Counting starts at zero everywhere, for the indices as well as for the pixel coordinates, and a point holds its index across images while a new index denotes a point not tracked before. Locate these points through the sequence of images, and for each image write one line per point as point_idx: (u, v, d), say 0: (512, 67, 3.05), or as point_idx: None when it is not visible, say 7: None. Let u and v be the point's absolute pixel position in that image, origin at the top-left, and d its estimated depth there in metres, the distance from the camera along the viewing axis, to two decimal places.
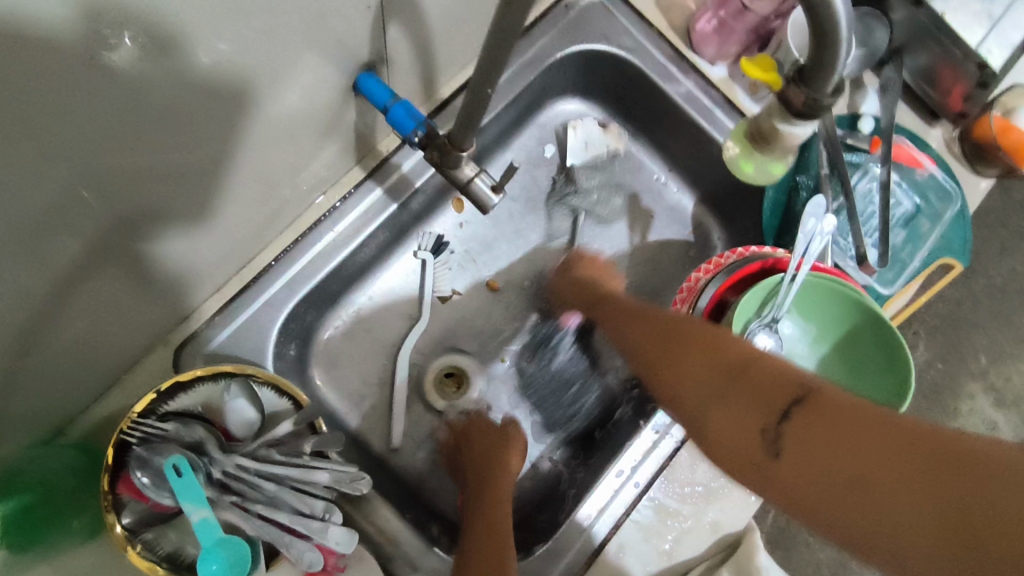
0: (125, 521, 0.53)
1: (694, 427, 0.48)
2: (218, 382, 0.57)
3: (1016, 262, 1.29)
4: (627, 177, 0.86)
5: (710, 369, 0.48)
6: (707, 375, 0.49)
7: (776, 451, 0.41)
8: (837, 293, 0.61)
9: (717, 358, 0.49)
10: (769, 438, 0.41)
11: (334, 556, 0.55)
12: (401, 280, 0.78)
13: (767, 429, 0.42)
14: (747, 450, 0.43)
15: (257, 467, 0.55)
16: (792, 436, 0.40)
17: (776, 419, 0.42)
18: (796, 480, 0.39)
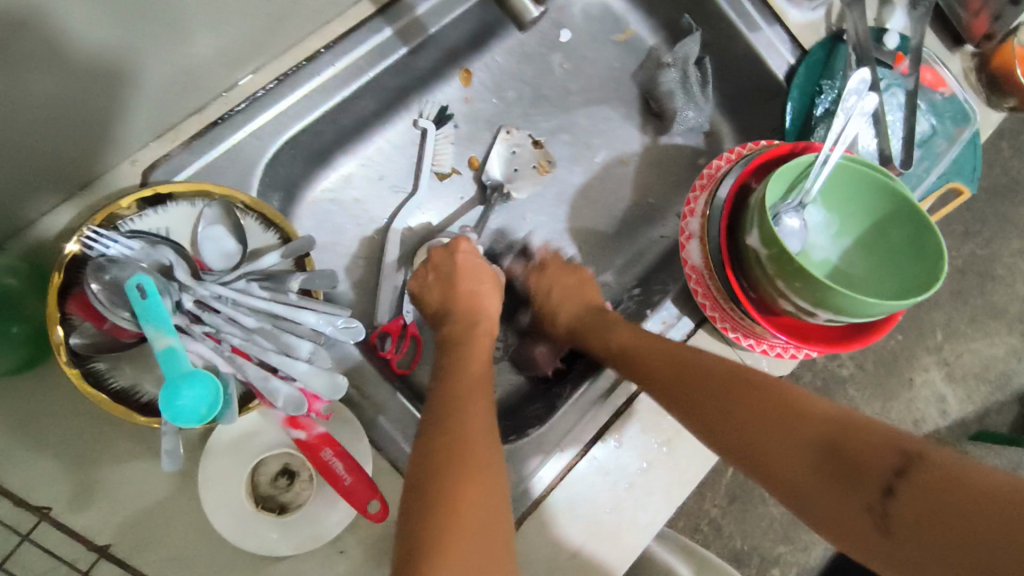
0: (72, 342, 0.45)
1: (762, 463, 0.42)
2: (194, 206, 0.50)
3: (975, 246, 1.30)
4: (640, 75, 0.81)
5: (769, 427, 0.43)
6: (788, 451, 0.41)
7: (884, 531, 0.35)
8: (872, 181, 0.58)
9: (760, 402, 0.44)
10: (874, 516, 0.35)
11: (319, 402, 0.49)
12: (395, 150, 0.72)
13: (871, 505, 0.36)
14: (847, 528, 0.37)
15: (235, 298, 0.48)
16: (903, 521, 0.34)
17: (877, 493, 0.36)
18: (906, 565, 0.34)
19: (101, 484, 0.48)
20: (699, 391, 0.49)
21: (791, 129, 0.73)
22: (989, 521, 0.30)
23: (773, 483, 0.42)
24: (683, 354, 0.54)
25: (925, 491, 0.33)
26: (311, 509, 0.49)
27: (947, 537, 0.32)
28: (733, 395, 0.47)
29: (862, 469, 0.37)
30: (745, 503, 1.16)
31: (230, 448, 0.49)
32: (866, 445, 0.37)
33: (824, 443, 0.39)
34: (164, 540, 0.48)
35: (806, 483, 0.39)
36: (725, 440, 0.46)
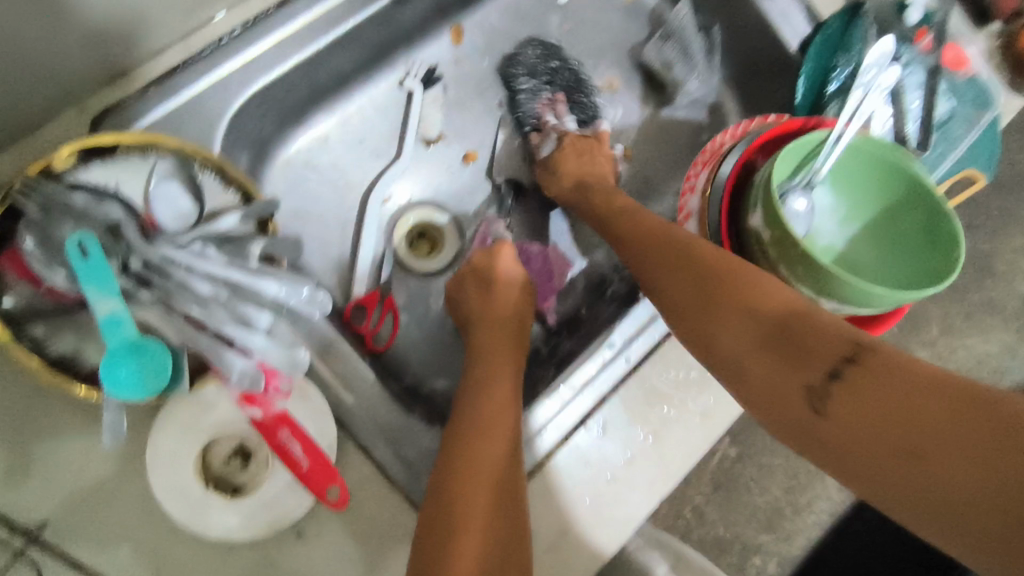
0: (6, 305, 0.41)
1: (718, 338, 0.45)
2: (147, 159, 0.45)
3: (977, 239, 1.27)
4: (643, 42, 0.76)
5: (737, 330, 0.43)
6: (741, 331, 0.43)
7: (822, 412, 0.37)
8: (883, 161, 0.54)
9: (739, 311, 0.44)
10: (815, 396, 0.37)
11: (278, 379, 0.45)
12: (378, 111, 0.68)
13: (811, 385, 0.38)
14: (786, 407, 0.39)
15: (190, 262, 0.44)
16: (844, 400, 0.36)
17: (822, 375, 0.37)
18: (841, 441, 0.35)
19: (40, 459, 0.45)
20: (665, 262, 0.51)
21: (800, 104, 0.68)
22: (929, 421, 0.32)
23: (716, 354, 0.45)
24: (659, 228, 0.54)
25: (868, 377, 0.35)
26: (266, 493, 0.46)
27: (894, 428, 0.33)
28: (687, 263, 0.49)
29: (816, 346, 0.39)
30: (730, 491, 1.14)
31: (181, 424, 0.45)
32: (822, 328, 0.39)
33: (778, 322, 0.41)
34: (108, 521, 0.45)
35: (750, 356, 0.42)
36: (691, 292, 0.48)
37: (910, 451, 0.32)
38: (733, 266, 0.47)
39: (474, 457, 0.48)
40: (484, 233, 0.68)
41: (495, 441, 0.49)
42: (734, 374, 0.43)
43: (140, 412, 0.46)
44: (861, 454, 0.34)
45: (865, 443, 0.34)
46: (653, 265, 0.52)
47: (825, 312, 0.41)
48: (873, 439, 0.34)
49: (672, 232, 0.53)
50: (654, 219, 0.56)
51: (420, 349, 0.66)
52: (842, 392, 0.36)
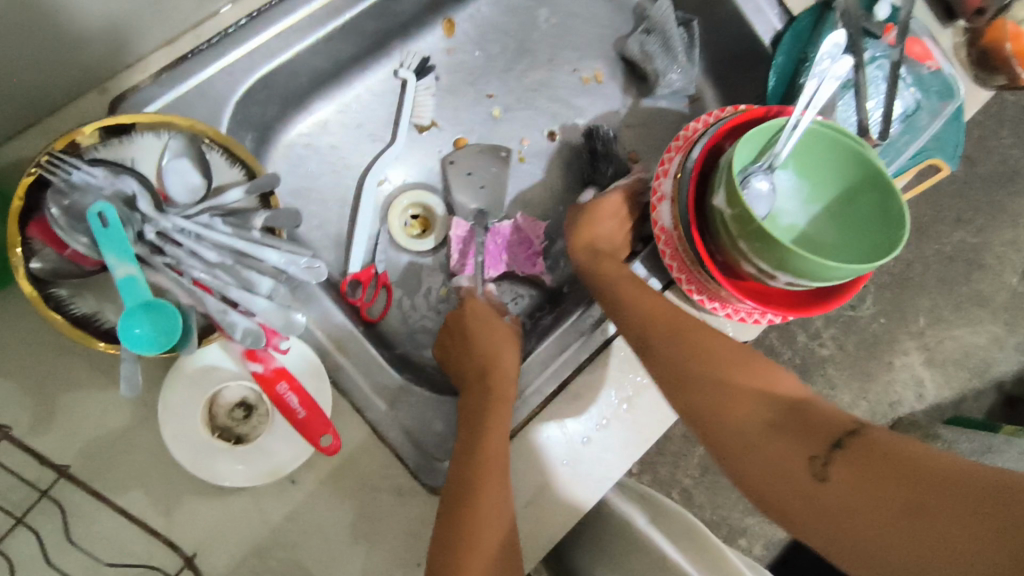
0: (33, 267, 0.46)
1: (722, 418, 0.50)
2: (159, 138, 0.50)
3: (965, 233, 1.30)
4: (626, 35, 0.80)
5: (747, 407, 0.50)
6: (754, 409, 0.50)
7: (824, 478, 0.43)
8: (841, 147, 0.58)
9: (755, 395, 0.51)
10: (819, 467, 0.44)
11: (278, 337, 0.50)
12: (374, 98, 0.72)
13: (816, 457, 0.45)
14: (787, 478, 0.45)
15: (198, 232, 0.48)
16: (844, 469, 0.43)
17: (827, 449, 0.45)
18: (841, 507, 0.42)
19: (64, 409, 0.49)
20: (688, 339, 0.55)
21: (773, 94, 0.72)
22: (922, 490, 0.39)
23: (718, 419, 0.50)
24: (671, 312, 0.57)
25: (867, 448, 0.43)
26: (265, 442, 0.50)
27: (893, 490, 0.40)
28: (694, 347, 0.54)
29: (818, 428, 0.46)
30: (718, 474, 1.18)
31: (190, 379, 0.50)
32: (825, 412, 0.48)
33: (792, 408, 0.49)
34: (124, 465, 0.50)
35: (761, 440, 0.48)
36: (683, 372, 0.53)
37: (908, 510, 0.39)
38: (749, 355, 0.54)
39: (469, 489, 0.50)
40: (457, 249, 0.71)
41: (492, 476, 0.51)
42: (726, 453, 0.50)
43: (153, 367, 0.51)
44: (860, 522, 0.40)
45: (862, 503, 0.41)
46: (677, 322, 0.56)
47: (828, 405, 0.49)
48: (872, 501, 0.40)
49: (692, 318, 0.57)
50: (645, 289, 0.60)
51: (412, 322, 0.70)
52: (841, 462, 0.43)
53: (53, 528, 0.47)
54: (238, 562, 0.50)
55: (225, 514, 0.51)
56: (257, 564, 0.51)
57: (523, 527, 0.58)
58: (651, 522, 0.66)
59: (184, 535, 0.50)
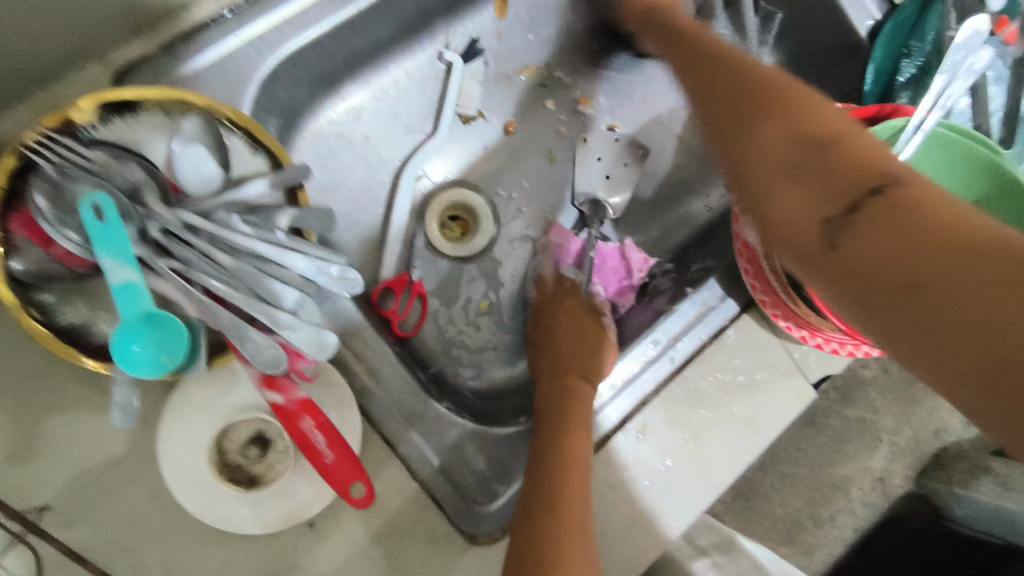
0: (13, 268, 0.38)
1: (766, 194, 0.34)
2: (169, 119, 0.42)
3: None
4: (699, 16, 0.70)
5: (733, 95, 0.38)
6: (763, 151, 0.35)
7: (834, 245, 0.31)
8: (973, 157, 0.49)
9: (736, 84, 0.39)
10: (830, 230, 0.31)
11: (303, 361, 0.42)
12: (414, 83, 0.64)
13: (830, 218, 0.31)
14: (794, 237, 0.33)
15: (213, 232, 0.40)
16: (861, 237, 0.30)
17: (842, 206, 0.31)
18: (858, 277, 0.29)
19: (45, 437, 0.42)
20: (727, 87, 0.39)
21: (869, 92, 0.65)
22: (976, 263, 0.26)
23: (729, 162, 0.37)
24: (726, 51, 0.43)
25: (893, 208, 0.29)
26: (284, 485, 0.42)
27: (928, 261, 0.27)
28: (758, 99, 0.37)
29: (840, 173, 0.32)
30: (749, 500, 1.07)
31: (197, 406, 0.42)
32: (854, 159, 0.32)
33: (809, 140, 0.33)
34: (114, 506, 0.42)
35: (779, 183, 0.34)
36: (727, 95, 0.38)
37: (913, 286, 0.27)
38: (786, 96, 0.36)
39: (547, 549, 0.43)
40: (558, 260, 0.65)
41: (573, 535, 0.44)
42: (749, 196, 0.36)
43: (154, 391, 0.43)
44: (863, 304, 0.29)
45: (876, 263, 0.29)
46: (716, 62, 0.42)
47: (880, 151, 0.33)
48: (888, 279, 0.28)
49: (738, 58, 0.42)
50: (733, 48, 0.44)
51: (448, 337, 0.62)
52: (859, 227, 0.30)
53: None
54: None
55: (232, 568, 0.43)
56: None
57: None
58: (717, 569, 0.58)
59: None
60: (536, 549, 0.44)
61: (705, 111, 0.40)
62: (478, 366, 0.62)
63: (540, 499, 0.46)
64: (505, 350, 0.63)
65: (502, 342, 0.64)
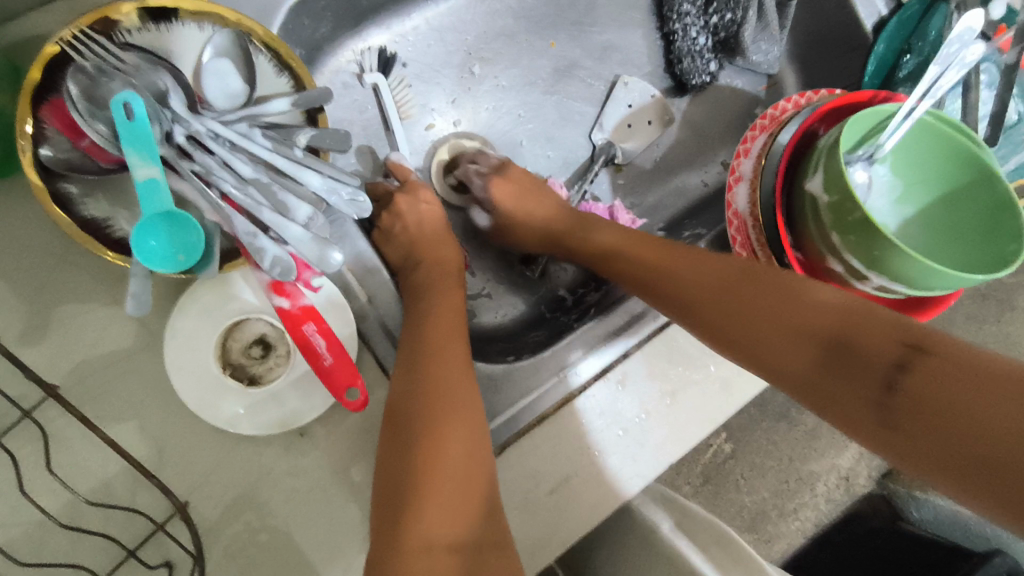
0: (42, 154, 0.40)
1: (807, 380, 0.41)
2: (202, 32, 0.44)
3: None
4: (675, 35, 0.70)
5: (754, 303, 0.45)
6: (795, 350, 0.42)
7: (887, 425, 0.36)
8: (953, 142, 0.51)
9: (758, 285, 0.46)
10: (880, 410, 0.36)
11: (309, 271, 0.44)
12: (432, 33, 0.67)
13: (875, 398, 0.37)
14: (853, 423, 0.38)
15: (234, 141, 0.43)
16: (905, 413, 0.35)
17: (882, 386, 0.36)
18: (912, 454, 0.34)
19: (57, 324, 0.44)
20: (730, 302, 0.47)
21: (868, 83, 0.68)
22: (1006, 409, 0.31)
23: (776, 370, 0.43)
24: (676, 254, 0.53)
25: (929, 374, 0.35)
26: (279, 389, 0.45)
27: (956, 424, 0.32)
28: (769, 296, 0.45)
29: (869, 363, 0.38)
30: (718, 486, 1.09)
31: (205, 305, 0.45)
32: (870, 343, 0.38)
33: (831, 338, 0.40)
34: (116, 397, 0.44)
35: (818, 381, 0.40)
36: (733, 341, 0.46)
37: (975, 448, 0.31)
38: (788, 291, 0.45)
39: (425, 374, 0.46)
40: None
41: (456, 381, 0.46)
42: (803, 394, 0.42)
43: (164, 289, 0.45)
44: (934, 466, 0.33)
45: (930, 434, 0.33)
46: (693, 285, 0.50)
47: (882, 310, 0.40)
48: (940, 447, 0.33)
49: (725, 263, 0.49)
50: (684, 255, 0.52)
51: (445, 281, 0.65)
52: (903, 402, 0.35)
53: (31, 453, 0.42)
54: (233, 517, 0.45)
55: (224, 461, 0.45)
56: (253, 523, 0.45)
57: (543, 518, 0.52)
58: (675, 529, 0.59)
59: (175, 480, 0.44)
60: (418, 379, 0.45)
61: (713, 325, 0.47)
62: (472, 310, 0.65)
63: (412, 372, 0.46)
64: (498, 297, 0.67)
65: (496, 291, 0.67)
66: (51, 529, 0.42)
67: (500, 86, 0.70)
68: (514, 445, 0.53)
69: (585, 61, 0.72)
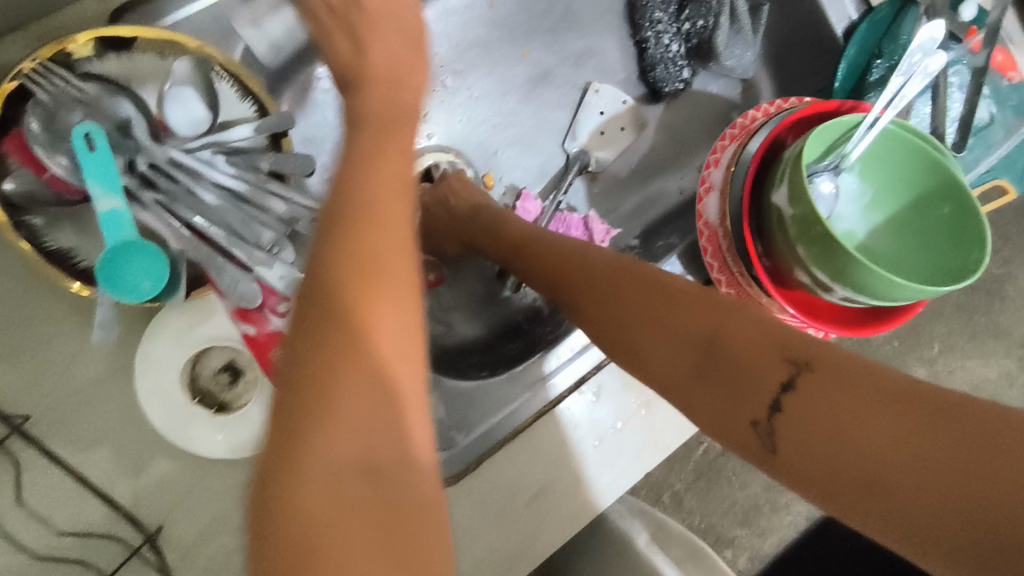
0: (5, 188, 0.40)
1: (687, 395, 0.40)
2: (164, 61, 0.44)
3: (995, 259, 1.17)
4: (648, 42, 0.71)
5: (634, 309, 0.44)
6: (675, 362, 0.41)
7: (771, 447, 0.35)
8: (918, 152, 0.52)
9: (638, 288, 0.45)
10: (761, 432, 0.36)
11: (276, 299, 0.44)
12: None
13: (756, 421, 0.36)
14: (736, 442, 0.38)
15: (196, 169, 0.43)
16: (787, 436, 0.35)
17: (765, 407, 0.36)
18: (797, 476, 0.34)
19: (25, 356, 0.44)
20: (613, 305, 0.45)
21: (839, 88, 0.68)
22: (886, 435, 0.31)
23: (654, 377, 0.43)
24: (573, 251, 0.51)
25: (810, 395, 0.34)
26: (249, 411, 0.45)
27: (837, 450, 0.32)
28: (647, 303, 0.44)
29: (750, 381, 0.37)
30: (710, 481, 1.09)
31: (173, 332, 0.44)
32: (750, 356, 0.37)
33: (706, 349, 0.39)
34: (84, 426, 0.44)
35: (697, 395, 0.39)
36: (618, 348, 0.45)
37: (858, 476, 0.31)
38: (667, 295, 0.43)
39: None
40: None
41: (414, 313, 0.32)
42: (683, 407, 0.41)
43: (134, 317, 0.46)
44: (817, 488, 0.33)
45: (811, 459, 0.33)
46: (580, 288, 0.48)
47: (756, 316, 0.39)
48: (819, 472, 0.33)
49: (614, 262, 0.48)
50: (579, 251, 0.51)
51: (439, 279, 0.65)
52: (785, 425, 0.35)
53: (4, 484, 0.43)
54: (208, 542, 0.45)
55: (199, 487, 0.46)
56: (229, 547, 0.46)
57: (523, 530, 0.53)
58: (651, 542, 0.60)
59: (150, 506, 0.45)
60: None
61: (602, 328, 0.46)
62: (449, 322, 0.65)
63: None
64: (475, 309, 0.67)
65: (473, 302, 0.67)
66: (26, 558, 0.42)
67: (474, 97, 0.70)
68: (490, 460, 0.54)
69: (559, 70, 0.72)
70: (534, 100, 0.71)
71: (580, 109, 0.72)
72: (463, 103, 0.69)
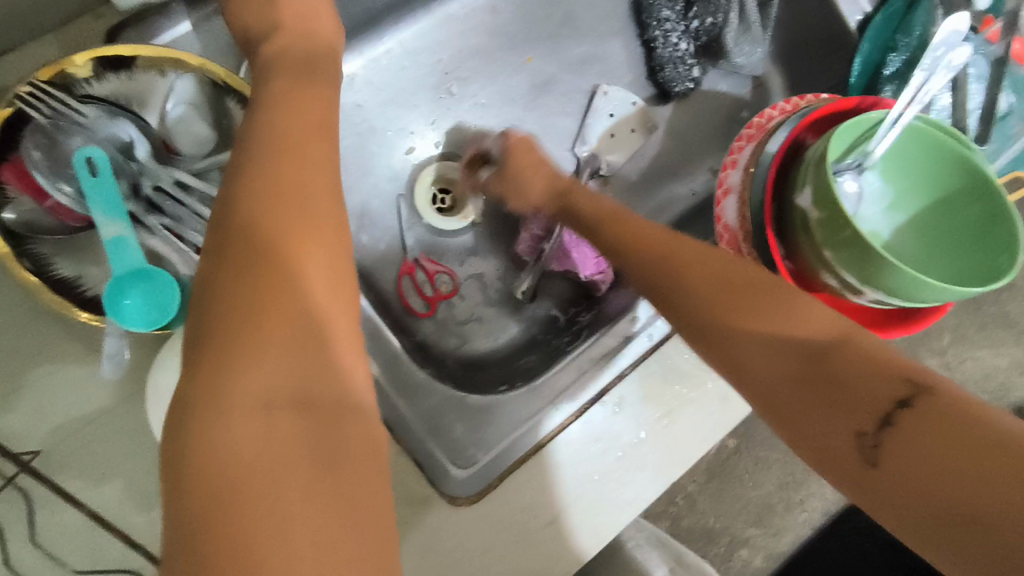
0: (5, 218, 0.39)
1: (779, 395, 0.37)
2: (165, 78, 0.42)
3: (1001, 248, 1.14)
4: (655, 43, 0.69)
5: (735, 300, 0.41)
6: (773, 360, 0.38)
7: (872, 463, 0.33)
8: (945, 149, 0.50)
9: (739, 280, 0.42)
10: (864, 446, 0.34)
11: None
12: (406, 54, 0.66)
13: (863, 433, 0.34)
14: (827, 451, 0.35)
15: (203, 190, 0.42)
16: (896, 456, 0.32)
17: (874, 422, 0.33)
18: (898, 499, 0.32)
19: (31, 389, 0.43)
20: (709, 288, 0.42)
21: (855, 84, 0.66)
22: (1015, 481, 0.29)
23: (740, 374, 0.40)
24: (659, 232, 0.48)
25: (932, 420, 0.32)
26: None
27: (961, 481, 0.30)
28: (749, 295, 0.41)
29: (860, 394, 0.34)
30: (723, 482, 1.08)
31: (185, 360, 0.43)
32: (868, 370, 0.35)
33: (817, 354, 0.37)
34: (92, 460, 0.43)
35: (790, 395, 0.37)
36: (702, 336, 0.42)
37: (978, 515, 0.29)
38: (774, 294, 0.41)
39: None
40: None
41: (319, 270, 0.35)
42: (768, 409, 0.39)
43: (141, 344, 0.44)
44: (917, 515, 0.31)
45: (925, 485, 0.31)
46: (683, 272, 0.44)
47: (877, 339, 0.37)
48: (930, 501, 0.31)
49: (705, 249, 0.45)
50: (670, 233, 0.47)
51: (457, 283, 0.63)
52: (894, 444, 0.32)
53: (13, 521, 0.41)
54: None
55: None
56: None
57: (546, 549, 0.51)
58: None
59: (164, 541, 0.43)
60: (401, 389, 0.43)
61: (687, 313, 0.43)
62: (463, 336, 0.64)
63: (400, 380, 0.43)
64: (489, 320, 0.65)
65: (485, 314, 0.66)
66: None
67: (478, 104, 0.68)
68: (510, 478, 0.52)
69: (564, 74, 0.70)
70: (540, 105, 0.70)
71: (589, 113, 0.70)
72: (469, 111, 0.68)
